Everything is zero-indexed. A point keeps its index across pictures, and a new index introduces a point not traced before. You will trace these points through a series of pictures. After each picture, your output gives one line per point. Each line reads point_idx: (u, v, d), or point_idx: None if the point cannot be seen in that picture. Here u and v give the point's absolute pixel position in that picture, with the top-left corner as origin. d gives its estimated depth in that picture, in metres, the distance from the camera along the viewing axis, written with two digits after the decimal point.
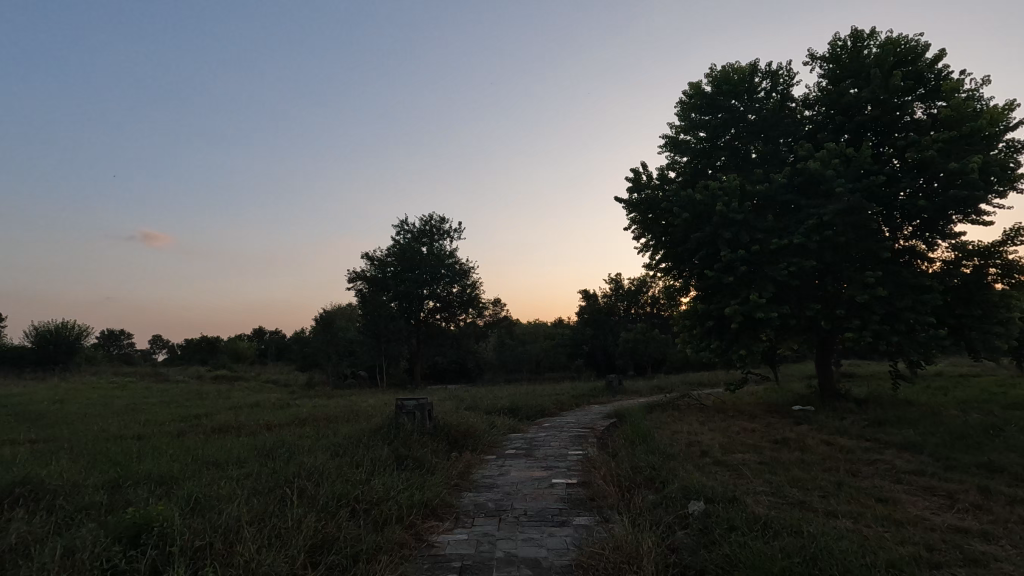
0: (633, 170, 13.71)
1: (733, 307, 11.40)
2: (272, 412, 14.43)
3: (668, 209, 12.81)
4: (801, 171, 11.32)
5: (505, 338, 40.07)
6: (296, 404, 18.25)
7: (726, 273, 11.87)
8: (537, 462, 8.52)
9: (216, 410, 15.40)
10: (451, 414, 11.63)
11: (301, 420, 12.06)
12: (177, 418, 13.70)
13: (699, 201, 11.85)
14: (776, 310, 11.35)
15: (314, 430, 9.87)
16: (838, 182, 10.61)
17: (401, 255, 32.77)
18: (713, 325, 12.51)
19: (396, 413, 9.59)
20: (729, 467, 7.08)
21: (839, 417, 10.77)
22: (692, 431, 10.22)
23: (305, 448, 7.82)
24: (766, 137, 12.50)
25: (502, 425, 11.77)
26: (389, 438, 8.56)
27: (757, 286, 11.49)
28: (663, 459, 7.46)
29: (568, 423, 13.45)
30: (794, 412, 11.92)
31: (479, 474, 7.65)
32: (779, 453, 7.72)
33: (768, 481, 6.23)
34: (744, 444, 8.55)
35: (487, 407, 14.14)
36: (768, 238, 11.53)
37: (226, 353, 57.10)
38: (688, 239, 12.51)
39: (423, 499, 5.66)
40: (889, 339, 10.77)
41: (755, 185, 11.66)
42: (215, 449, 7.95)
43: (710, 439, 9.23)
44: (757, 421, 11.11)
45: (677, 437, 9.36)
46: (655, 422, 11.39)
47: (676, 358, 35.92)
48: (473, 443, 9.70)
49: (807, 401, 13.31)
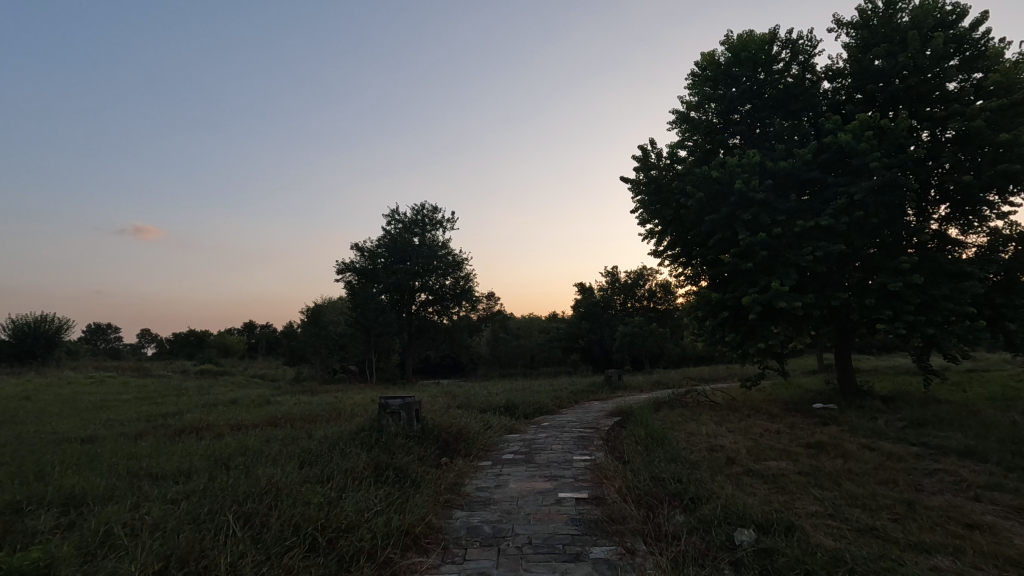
0: (642, 147, 12.60)
1: (752, 296, 10.36)
2: (247, 411, 13.28)
3: (679, 189, 11.74)
4: (828, 146, 10.30)
5: (500, 332, 39.14)
6: (275, 402, 17.07)
7: (744, 259, 10.82)
8: (539, 469, 7.44)
9: (187, 409, 14.19)
10: (441, 414, 10.56)
11: (276, 420, 10.92)
12: (144, 417, 12.55)
13: (714, 180, 10.78)
14: (800, 299, 10.31)
15: (286, 433, 8.74)
16: (872, 156, 9.59)
17: (392, 246, 31.52)
18: (728, 316, 11.48)
19: (379, 413, 8.49)
20: (767, 480, 6.04)
21: (869, 417, 9.78)
22: (710, 433, 9.19)
23: (269, 456, 6.70)
24: (787, 111, 11.46)
25: (498, 426, 10.69)
26: (369, 443, 7.48)
27: (779, 272, 10.44)
28: (686, 469, 6.41)
29: (569, 422, 12.43)
30: (817, 412, 10.88)
31: (472, 486, 6.57)
32: (819, 462, 6.69)
33: (821, 500, 5.20)
34: (774, 450, 7.51)
35: (481, 405, 13.03)
36: (791, 219, 10.50)
37: (216, 346, 55.82)
38: (701, 222, 11.46)
39: (404, 526, 4.59)
40: (926, 331, 9.76)
41: (777, 162, 10.62)
42: (164, 459, 6.80)
43: (734, 443, 8.19)
44: (779, 422, 10.09)
45: (696, 441, 8.31)
46: (667, 422, 10.32)
47: (675, 353, 34.98)
48: (466, 447, 8.61)
49: (827, 399, 12.31)
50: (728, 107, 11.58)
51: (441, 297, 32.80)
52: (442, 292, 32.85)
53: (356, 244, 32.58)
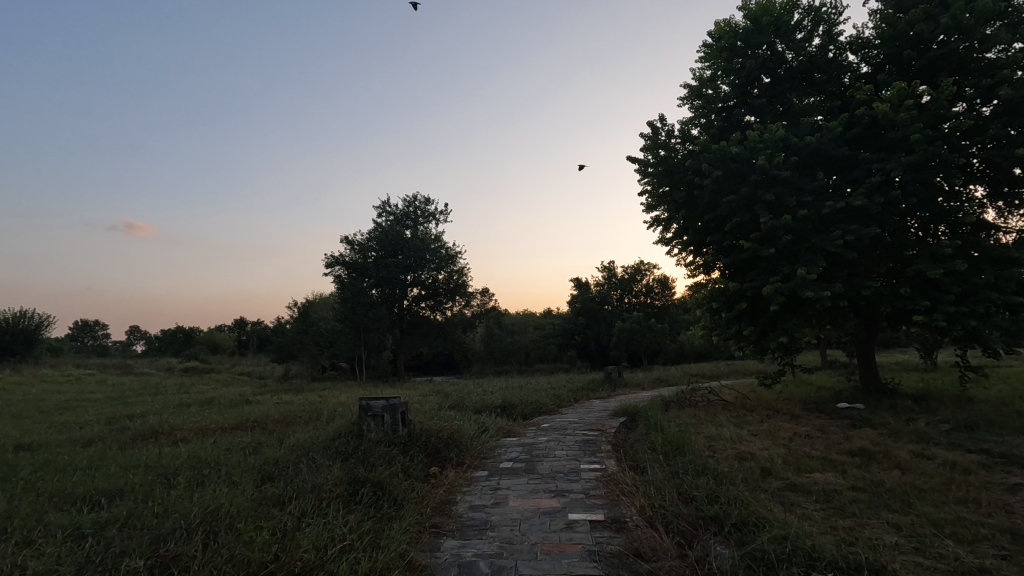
0: (651, 125, 11.56)
1: (775, 285, 9.38)
2: (220, 412, 12.18)
3: (692, 169, 10.71)
4: (859, 119, 9.30)
5: (493, 328, 38.13)
6: (255, 401, 15.96)
7: (764, 244, 9.83)
8: (542, 482, 6.43)
9: (157, 409, 13.08)
10: (430, 416, 9.52)
11: (248, 423, 9.82)
12: (105, 420, 11.42)
13: (733, 156, 9.76)
14: (826, 289, 9.34)
15: (253, 439, 7.66)
16: (911, 129, 8.61)
17: (383, 239, 30.26)
18: (746, 308, 10.48)
19: (360, 416, 7.50)
20: (819, 499, 5.04)
21: (905, 419, 8.84)
22: (732, 436, 8.20)
23: (224, 469, 5.66)
24: (810, 83, 10.44)
25: (494, 429, 9.67)
26: (345, 454, 6.45)
27: (803, 259, 9.46)
28: (720, 484, 5.40)
29: (572, 424, 11.40)
30: (843, 413, 9.92)
31: (465, 505, 5.53)
32: (871, 474, 5.70)
33: (896, 530, 4.21)
34: (811, 459, 6.51)
35: (475, 405, 11.98)
36: (817, 200, 9.53)
37: (203, 343, 54.49)
38: (717, 205, 10.45)
39: (377, 569, 3.55)
40: (969, 323, 8.81)
41: (803, 137, 9.61)
42: (99, 474, 5.73)
43: (762, 449, 7.20)
44: (805, 424, 9.11)
45: (720, 447, 7.31)
46: (681, 424, 9.34)
47: (673, 349, 34.09)
48: (458, 455, 7.60)
49: (850, 398, 11.37)
50: (745, 80, 10.53)
51: (434, 291, 31.70)
52: (435, 286, 31.73)
53: (345, 236, 31.37)
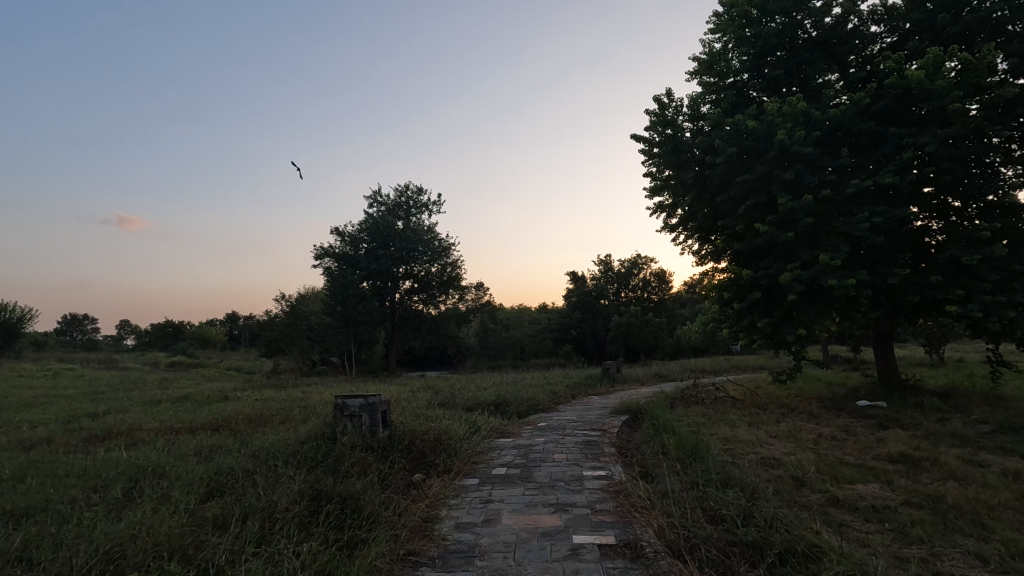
0: (657, 100, 10.67)
1: (795, 272, 8.56)
2: (191, 411, 11.26)
3: (703, 147, 9.85)
4: (888, 90, 8.48)
5: (488, 322, 37.28)
6: (234, 398, 15.07)
7: (782, 228, 9.01)
8: (541, 493, 5.60)
9: (124, 407, 12.15)
10: (416, 415, 8.66)
11: (216, 424, 8.94)
12: (64, 419, 10.48)
13: (749, 131, 8.90)
14: (850, 276, 8.55)
15: (213, 443, 6.79)
16: (948, 99, 7.80)
17: (374, 231, 29.34)
18: (760, 298, 9.67)
19: (335, 416, 6.64)
20: (871, 520, 4.25)
21: (936, 418, 8.08)
22: (750, 438, 7.39)
23: (169, 480, 4.81)
24: (830, 54, 9.58)
25: (485, 430, 8.81)
26: (313, 461, 5.60)
27: (825, 244, 8.66)
28: (750, 500, 4.61)
29: (571, 423, 10.56)
30: (865, 411, 9.15)
31: (450, 523, 4.68)
32: (923, 486, 4.92)
33: (981, 564, 3.43)
34: (847, 467, 5.71)
35: (466, 403, 11.13)
36: (840, 179, 8.72)
37: (192, 338, 53.37)
38: (730, 186, 9.61)
39: None
40: (1008, 314, 8.03)
41: (826, 110, 8.75)
42: (20, 486, 4.86)
43: (787, 454, 6.39)
44: (828, 424, 8.32)
45: (738, 451, 6.51)
46: (692, 424, 8.53)
47: (671, 344, 33.33)
48: (446, 461, 6.75)
49: (870, 395, 10.60)
50: (759, 51, 9.64)
51: (427, 285, 30.84)
52: (427, 279, 30.85)
53: (335, 228, 30.39)
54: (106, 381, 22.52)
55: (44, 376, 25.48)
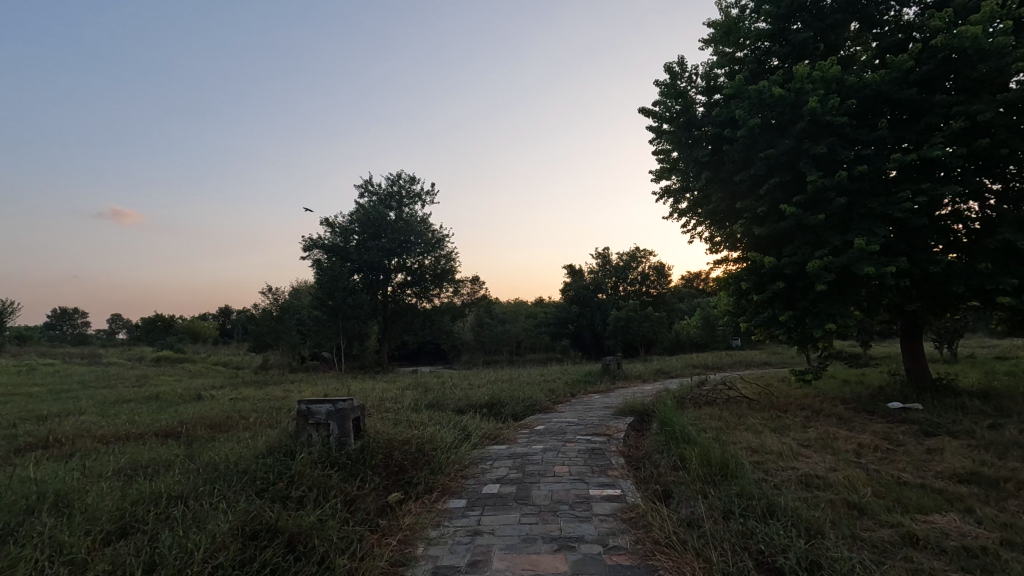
0: (668, 70, 9.64)
1: (826, 259, 7.60)
2: (155, 412, 10.22)
3: (722, 119, 8.82)
4: (933, 53, 7.49)
5: (484, 317, 36.30)
6: (209, 396, 14.02)
7: (810, 210, 8.04)
8: (541, 521, 4.60)
9: (83, 407, 11.09)
10: (398, 421, 7.67)
11: (174, 430, 7.93)
12: (11, 423, 9.42)
13: (775, 100, 7.89)
14: (887, 264, 7.60)
15: (157, 456, 5.79)
16: (1008, 60, 6.81)
17: (364, 221, 28.21)
18: (782, 289, 8.71)
19: (298, 425, 5.65)
20: (968, 571, 3.29)
21: (986, 424, 7.15)
22: (779, 447, 6.44)
23: (73, 512, 3.82)
24: (863, 15, 8.56)
25: (477, 436, 7.83)
26: (263, 483, 4.60)
27: (859, 228, 7.71)
28: (805, 540, 3.64)
29: (572, 426, 9.58)
30: (900, 415, 8.22)
31: (427, 569, 3.68)
32: (1016, 518, 3.97)
33: None
34: (908, 488, 4.75)
35: (456, 404, 10.14)
36: (876, 155, 7.77)
37: (184, 332, 52.34)
38: (751, 163, 8.61)
39: None
40: None
41: (862, 76, 7.75)
42: None
43: (829, 469, 5.45)
44: (862, 430, 7.38)
45: (770, 466, 5.55)
46: (710, 430, 7.56)
47: (670, 339, 32.46)
48: (428, 477, 5.76)
49: (899, 396, 9.68)
50: (785, 12, 8.62)
51: (420, 278, 29.81)
52: (421, 272, 29.80)
53: (325, 218, 29.28)
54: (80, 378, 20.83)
55: (19, 371, 23.86)
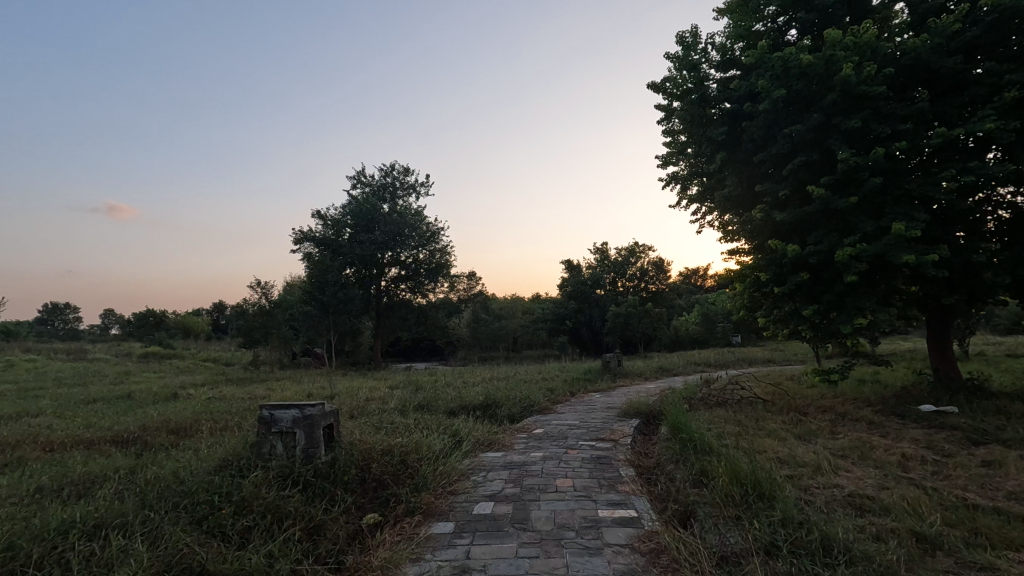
0: (680, 40, 8.81)
1: (859, 246, 6.82)
2: (118, 414, 9.33)
3: (742, 93, 7.99)
4: (981, 18, 6.72)
5: (480, 312, 35.49)
6: (185, 395, 13.08)
7: (840, 192, 7.26)
8: (543, 556, 3.78)
9: (40, 409, 10.15)
10: (380, 426, 6.84)
11: (129, 436, 7.06)
12: None
13: (803, 69, 7.08)
14: (926, 252, 6.83)
15: (93, 470, 4.95)
16: None
17: (357, 213, 27.28)
18: (805, 281, 7.93)
19: (259, 434, 4.83)
20: None
21: None
22: (812, 457, 5.67)
23: None
24: None
25: (468, 443, 7.01)
26: (205, 510, 3.79)
27: (895, 212, 6.94)
28: None
29: (574, 430, 8.77)
30: (936, 419, 7.47)
31: None
32: None
33: None
34: (981, 514, 4.00)
35: (447, 406, 9.32)
36: (914, 131, 7.00)
37: (174, 327, 51.30)
38: (773, 141, 7.80)
39: None
40: None
41: (900, 42, 6.96)
42: None
43: (879, 486, 4.69)
44: (899, 437, 6.62)
45: (809, 484, 4.76)
46: (729, 436, 6.77)
47: (670, 336, 31.76)
48: (411, 495, 4.94)
49: (928, 397, 8.93)
50: None
51: (414, 272, 28.95)
52: (415, 266, 28.92)
53: (316, 210, 28.33)
54: (54, 375, 19.75)
55: None
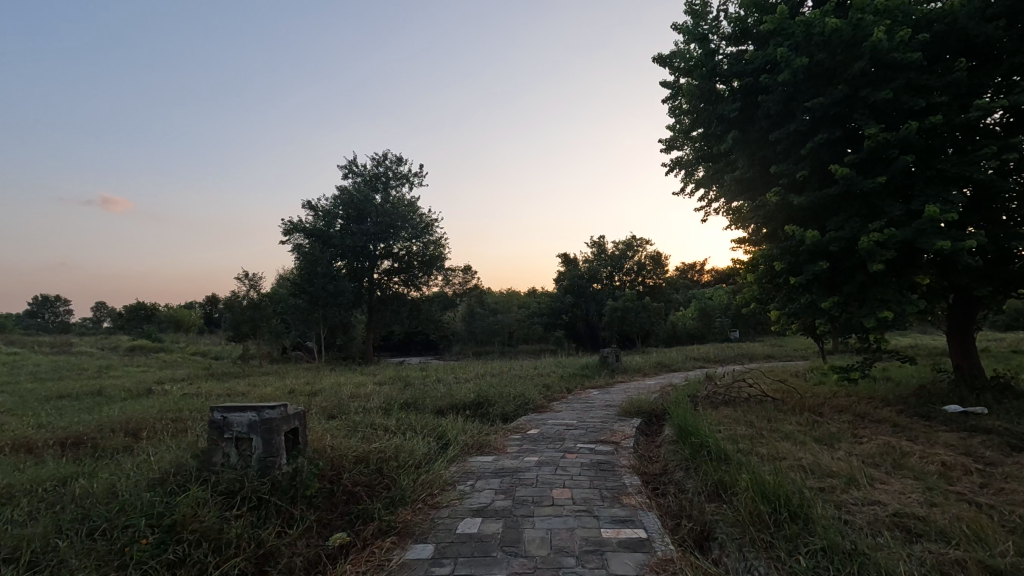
0: (689, 9, 8.13)
1: (889, 231, 6.18)
2: (81, 412, 8.62)
3: (757, 65, 7.31)
4: None
5: (475, 306, 34.82)
6: (161, 392, 12.36)
7: (866, 173, 6.61)
8: None
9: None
10: (359, 428, 6.18)
11: (78, 439, 6.35)
12: None
13: (827, 35, 6.41)
14: (962, 238, 6.19)
15: (16, 482, 4.25)
16: None
17: (348, 203, 26.51)
18: (825, 270, 7.29)
19: (210, 442, 4.14)
20: None
21: None
22: (842, 465, 5.03)
23: None
24: None
25: (456, 447, 6.34)
26: (127, 538, 3.12)
27: (927, 194, 6.31)
28: None
29: (573, 431, 8.12)
30: (965, 421, 6.86)
31: None
32: None
33: None
34: None
35: (436, 404, 8.66)
36: (949, 105, 6.36)
37: (165, 320, 50.44)
38: (791, 117, 7.14)
39: None
40: None
41: (935, 6, 6.31)
42: None
43: (926, 503, 4.05)
44: (931, 441, 5.99)
45: (843, 500, 4.13)
46: (744, 440, 6.15)
47: (668, 331, 31.15)
48: (384, 512, 4.26)
49: (951, 397, 8.32)
50: None
51: (407, 265, 28.26)
52: (409, 259, 28.18)
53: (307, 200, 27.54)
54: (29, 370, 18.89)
55: None
